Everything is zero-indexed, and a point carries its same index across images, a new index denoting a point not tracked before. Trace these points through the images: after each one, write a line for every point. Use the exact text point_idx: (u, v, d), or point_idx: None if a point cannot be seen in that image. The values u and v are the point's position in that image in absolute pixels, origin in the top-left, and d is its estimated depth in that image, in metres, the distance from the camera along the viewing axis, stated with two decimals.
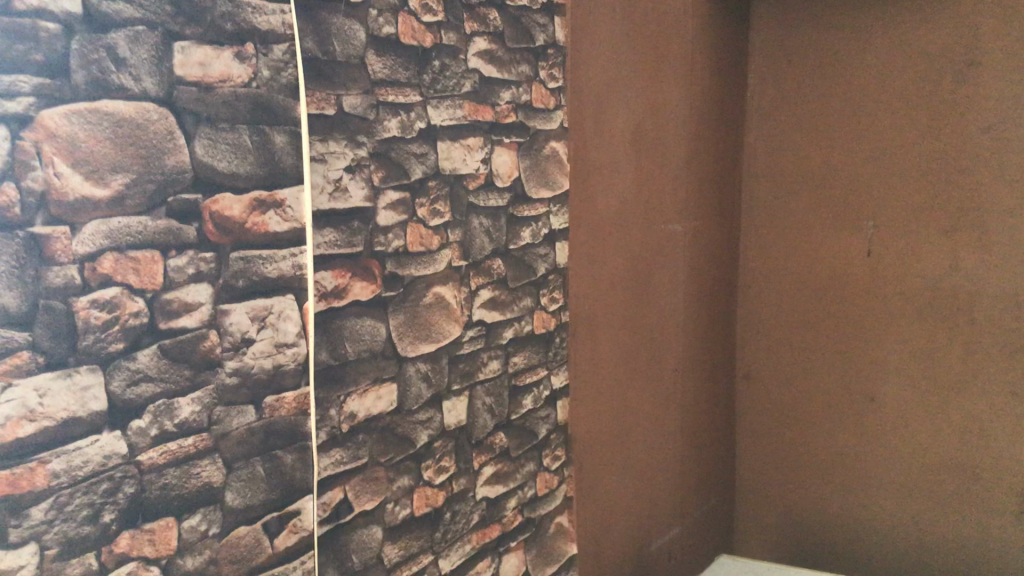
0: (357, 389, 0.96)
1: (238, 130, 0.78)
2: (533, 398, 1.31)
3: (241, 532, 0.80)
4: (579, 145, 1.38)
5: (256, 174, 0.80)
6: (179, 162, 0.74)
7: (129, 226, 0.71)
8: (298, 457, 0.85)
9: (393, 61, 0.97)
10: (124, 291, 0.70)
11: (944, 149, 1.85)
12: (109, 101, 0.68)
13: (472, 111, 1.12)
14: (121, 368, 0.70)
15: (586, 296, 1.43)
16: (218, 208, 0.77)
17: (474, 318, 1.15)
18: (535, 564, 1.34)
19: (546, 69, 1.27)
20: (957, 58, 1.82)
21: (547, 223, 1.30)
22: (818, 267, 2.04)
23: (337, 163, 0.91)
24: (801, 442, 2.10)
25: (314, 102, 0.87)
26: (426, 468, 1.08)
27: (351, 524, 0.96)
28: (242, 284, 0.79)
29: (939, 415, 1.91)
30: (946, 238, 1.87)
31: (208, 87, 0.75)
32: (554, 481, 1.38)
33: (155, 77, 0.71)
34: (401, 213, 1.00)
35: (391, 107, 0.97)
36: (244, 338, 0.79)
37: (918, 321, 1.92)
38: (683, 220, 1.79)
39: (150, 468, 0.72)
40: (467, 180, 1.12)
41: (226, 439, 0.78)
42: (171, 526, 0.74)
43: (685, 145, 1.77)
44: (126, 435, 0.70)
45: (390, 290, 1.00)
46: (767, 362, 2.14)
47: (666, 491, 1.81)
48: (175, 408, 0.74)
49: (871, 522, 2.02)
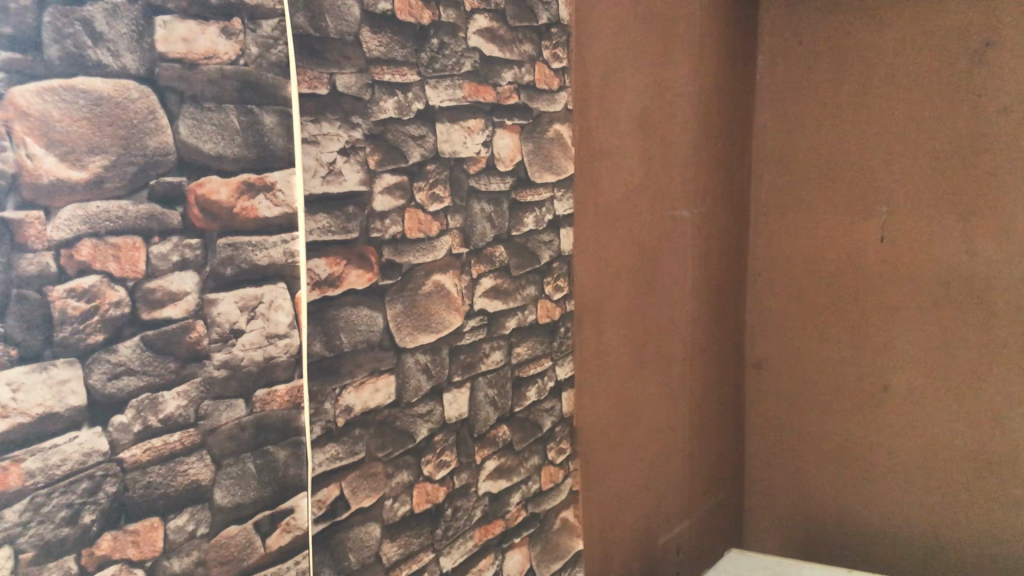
0: (353, 382, 0.92)
1: (225, 110, 0.74)
2: (537, 389, 1.27)
3: (231, 532, 0.77)
4: (583, 127, 1.34)
5: (244, 156, 0.76)
6: (162, 143, 0.70)
7: (108, 211, 0.67)
8: (291, 452, 0.82)
9: (389, 38, 0.93)
10: (104, 279, 0.67)
11: (960, 133, 1.81)
12: (86, 79, 0.64)
13: (473, 92, 1.08)
14: (101, 361, 0.66)
15: (591, 283, 1.39)
16: (205, 190, 0.73)
17: (476, 308, 1.12)
18: (540, 560, 1.31)
19: (550, 48, 1.23)
20: (975, 39, 1.77)
21: (551, 209, 1.26)
22: (829, 254, 2.00)
23: (330, 145, 0.86)
24: (810, 434, 2.07)
25: (305, 81, 0.83)
26: (427, 463, 1.04)
27: (348, 521, 0.92)
28: (230, 272, 0.75)
29: (954, 404, 1.87)
30: (962, 223, 1.82)
31: (192, 65, 0.72)
32: (559, 475, 1.35)
33: (135, 53, 0.67)
34: (398, 198, 0.96)
35: (387, 86, 0.93)
36: (233, 329, 0.75)
37: (933, 309, 1.87)
38: (692, 206, 1.75)
39: (133, 466, 0.69)
40: (467, 164, 1.08)
41: (214, 435, 0.75)
42: (156, 526, 0.70)
43: (692, 127, 1.72)
44: (107, 431, 0.67)
45: (387, 279, 0.96)
46: (776, 352, 2.10)
47: (674, 482, 1.77)
48: (159, 402, 0.70)
49: (882, 517, 1.99)
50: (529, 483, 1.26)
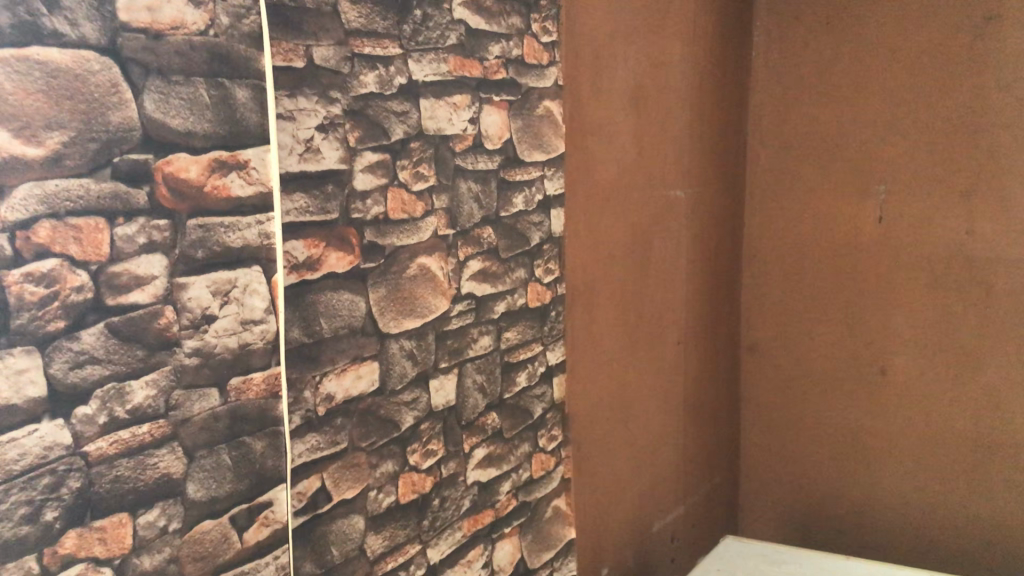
0: (334, 369, 0.88)
1: (193, 84, 0.70)
2: (528, 375, 1.23)
3: (206, 527, 0.73)
4: (574, 104, 1.30)
5: (216, 132, 0.72)
6: (125, 118, 0.66)
7: (68, 190, 0.63)
8: (269, 443, 0.78)
9: (370, 9, 0.89)
10: (64, 263, 0.63)
11: (960, 110, 1.77)
12: (41, 49, 0.60)
13: (459, 66, 1.03)
14: (63, 349, 0.63)
15: (582, 264, 1.36)
16: (173, 168, 0.69)
17: (463, 291, 1.08)
18: (531, 549, 1.28)
19: (539, 22, 1.18)
20: (976, 12, 1.72)
21: (541, 188, 1.22)
22: (827, 234, 1.96)
23: (307, 121, 0.82)
24: (807, 417, 2.04)
25: (280, 54, 0.79)
26: (412, 452, 1.01)
27: (329, 514, 0.89)
28: (201, 255, 0.71)
29: (952, 387, 1.84)
30: (961, 203, 1.79)
31: (158, 36, 0.67)
32: (551, 463, 1.31)
33: (95, 22, 0.63)
34: (380, 176, 0.92)
35: (368, 60, 0.89)
36: (205, 314, 0.72)
37: (932, 290, 1.84)
38: (686, 186, 1.71)
39: (99, 460, 0.65)
40: (453, 141, 1.04)
41: (186, 426, 0.71)
42: (125, 523, 0.67)
43: (686, 104, 1.68)
44: (70, 423, 0.63)
45: (369, 262, 0.92)
46: (772, 335, 2.07)
47: (668, 467, 1.74)
48: (127, 393, 0.67)
49: (880, 502, 1.96)
50: (520, 472, 1.23)
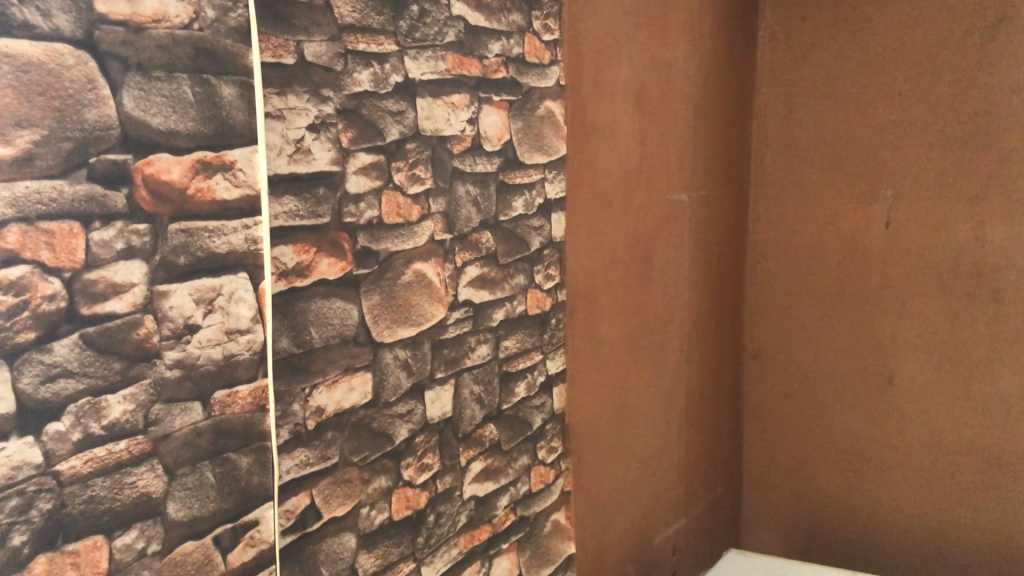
0: (325, 380, 0.84)
1: (176, 80, 0.66)
2: (527, 384, 1.20)
3: (187, 548, 0.70)
4: (576, 105, 1.26)
5: (200, 131, 0.68)
6: (102, 116, 0.62)
7: (40, 192, 0.59)
8: (254, 459, 0.74)
9: (364, 4, 0.85)
10: (35, 271, 0.59)
11: (970, 113, 1.73)
12: (11, 41, 0.56)
13: (457, 64, 1.00)
14: (33, 362, 0.59)
15: (584, 270, 1.32)
16: (153, 170, 0.65)
17: (461, 299, 1.04)
18: (529, 564, 1.24)
19: (540, 19, 1.15)
20: (988, 12, 1.69)
21: (542, 191, 1.19)
22: (833, 239, 1.93)
23: (298, 120, 0.79)
24: (813, 425, 2.00)
25: (269, 49, 0.75)
26: (407, 466, 0.97)
27: (319, 532, 0.85)
28: (184, 262, 0.67)
29: (961, 395, 1.80)
30: (971, 207, 1.75)
31: (139, 29, 0.63)
32: (550, 475, 1.28)
33: (69, 13, 0.59)
34: (374, 179, 0.88)
35: (362, 56, 0.85)
36: (187, 324, 0.68)
37: (941, 296, 1.80)
38: (689, 189, 1.67)
39: (72, 479, 0.61)
40: (451, 143, 1.00)
41: (167, 442, 0.67)
42: (100, 546, 0.63)
43: (690, 104, 1.64)
44: (41, 441, 0.59)
45: (362, 268, 0.88)
46: (776, 342, 2.04)
47: (670, 477, 1.70)
48: (102, 408, 0.63)
49: (887, 512, 1.93)
50: (518, 485, 1.19)
